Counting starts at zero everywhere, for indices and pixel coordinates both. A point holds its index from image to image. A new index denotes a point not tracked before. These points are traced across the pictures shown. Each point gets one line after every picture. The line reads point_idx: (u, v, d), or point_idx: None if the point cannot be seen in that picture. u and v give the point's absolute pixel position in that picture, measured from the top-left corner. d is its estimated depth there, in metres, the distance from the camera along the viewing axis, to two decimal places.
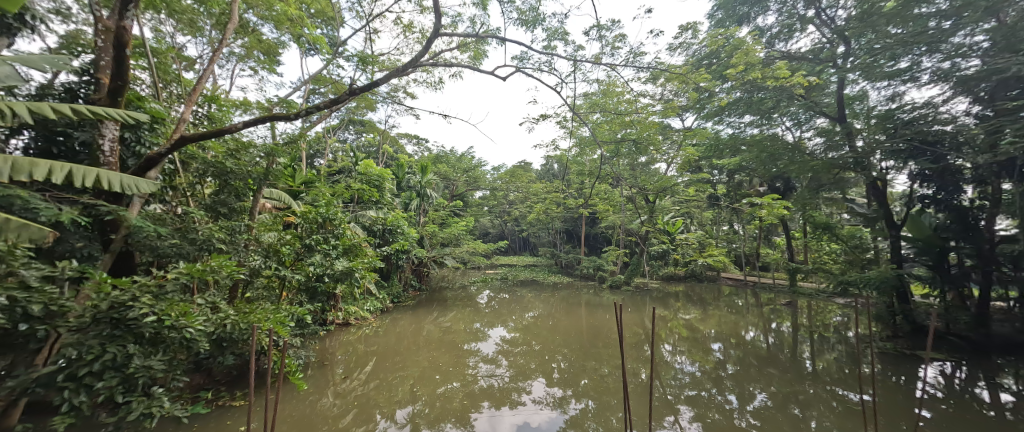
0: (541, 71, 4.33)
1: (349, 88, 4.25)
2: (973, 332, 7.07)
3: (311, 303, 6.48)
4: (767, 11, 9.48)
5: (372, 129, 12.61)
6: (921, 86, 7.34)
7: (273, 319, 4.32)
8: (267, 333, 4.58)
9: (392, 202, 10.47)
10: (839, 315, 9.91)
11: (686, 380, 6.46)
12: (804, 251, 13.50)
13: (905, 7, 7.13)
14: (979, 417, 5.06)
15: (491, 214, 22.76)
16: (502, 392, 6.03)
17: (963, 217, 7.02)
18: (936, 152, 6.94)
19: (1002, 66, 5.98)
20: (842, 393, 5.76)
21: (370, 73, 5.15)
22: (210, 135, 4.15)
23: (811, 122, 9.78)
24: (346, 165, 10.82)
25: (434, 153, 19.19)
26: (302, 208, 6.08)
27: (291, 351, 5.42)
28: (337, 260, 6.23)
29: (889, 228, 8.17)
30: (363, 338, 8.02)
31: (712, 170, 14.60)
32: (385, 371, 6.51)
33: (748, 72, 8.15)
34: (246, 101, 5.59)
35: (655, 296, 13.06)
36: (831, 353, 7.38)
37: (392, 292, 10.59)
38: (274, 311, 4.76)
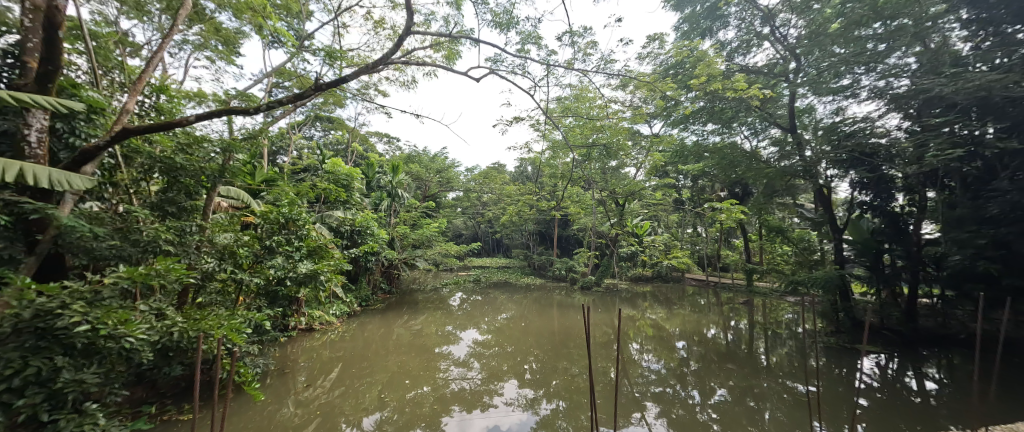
0: (515, 75, 4.43)
1: (315, 83, 4.06)
2: (903, 327, 7.80)
3: (271, 308, 6.15)
4: (728, 26, 10.07)
5: (341, 127, 12.17)
6: (861, 102, 8.06)
7: (228, 326, 4.05)
8: (220, 341, 4.29)
9: (361, 202, 10.14)
10: (789, 313, 10.65)
11: (652, 378, 6.70)
12: (760, 252, 14.38)
13: (847, 29, 7.83)
14: (908, 404, 5.57)
15: (464, 215, 22.65)
16: (473, 395, 5.99)
17: (895, 222, 7.79)
18: (873, 163, 7.68)
19: (927, 86, 6.65)
20: (792, 385, 6.18)
21: (338, 69, 4.93)
22: (157, 127, 3.83)
23: (766, 132, 10.45)
24: (312, 163, 10.37)
25: (406, 153, 18.81)
26: (261, 207, 5.74)
27: (247, 359, 5.11)
28: (300, 262, 5.94)
29: (833, 231, 8.87)
30: (327, 343, 7.69)
31: (678, 175, 15.27)
32: (351, 378, 6.29)
33: (710, 83, 8.57)
34: (200, 92, 5.17)
35: (624, 296, 13.45)
36: (783, 348, 7.91)
37: (360, 295, 10.27)
38: (229, 317, 4.46)
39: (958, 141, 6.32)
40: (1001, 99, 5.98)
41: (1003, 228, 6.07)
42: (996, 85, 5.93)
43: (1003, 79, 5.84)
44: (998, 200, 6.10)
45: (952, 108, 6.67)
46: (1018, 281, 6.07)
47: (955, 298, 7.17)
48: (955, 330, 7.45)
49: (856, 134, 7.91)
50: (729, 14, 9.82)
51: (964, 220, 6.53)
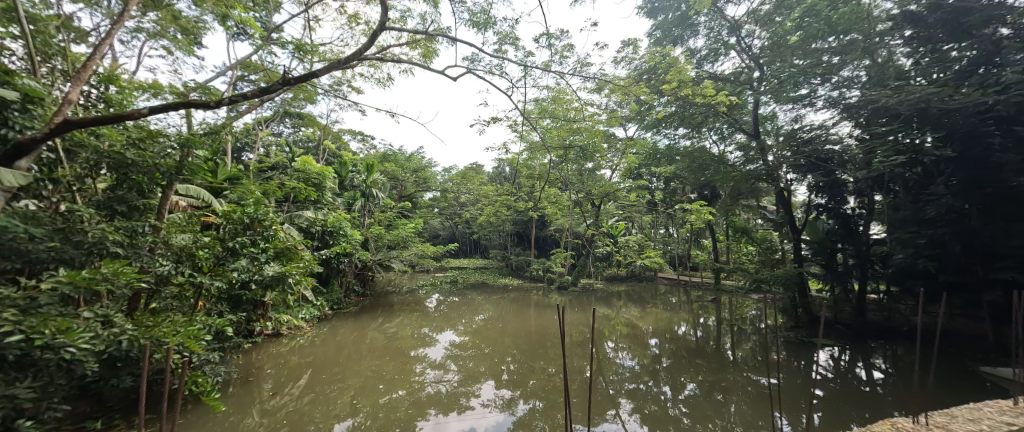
0: (493, 75, 4.22)
1: (282, 76, 3.85)
2: (853, 321, 8.39)
3: (233, 313, 5.82)
4: (697, 35, 10.49)
5: (311, 124, 11.71)
6: (817, 111, 8.64)
7: (184, 333, 3.80)
8: (178, 351, 4.02)
9: (333, 202, 9.81)
10: (753, 309, 11.21)
11: (626, 375, 6.85)
12: (727, 252, 15.09)
13: (806, 42, 8.39)
14: (858, 393, 5.97)
15: (440, 216, 22.42)
16: (450, 398, 5.92)
17: (847, 223, 8.40)
18: (827, 167, 8.26)
19: (874, 97, 7.24)
20: (756, 378, 6.51)
21: (308, 64, 4.65)
22: (106, 120, 3.52)
23: (732, 138, 10.94)
24: (279, 161, 9.90)
25: (381, 151, 18.36)
26: (224, 207, 5.42)
27: (207, 368, 4.82)
28: (266, 264, 5.67)
29: (792, 232, 9.41)
30: (296, 349, 7.38)
31: (650, 178, 15.77)
32: (322, 384, 6.06)
33: (680, 89, 8.85)
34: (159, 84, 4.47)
35: (599, 296, 13.68)
36: (747, 343, 8.31)
37: (331, 298, 9.95)
38: (186, 323, 4.19)
39: (902, 149, 6.86)
40: (938, 111, 6.51)
41: (938, 229, 6.80)
42: (934, 97, 6.48)
43: (939, 92, 6.40)
44: (936, 204, 6.85)
45: (895, 118, 7.24)
46: (952, 277, 6.72)
47: (899, 293, 7.78)
48: (899, 323, 8.08)
49: (813, 141, 8.45)
50: (699, 23, 10.23)
51: (906, 221, 7.20)
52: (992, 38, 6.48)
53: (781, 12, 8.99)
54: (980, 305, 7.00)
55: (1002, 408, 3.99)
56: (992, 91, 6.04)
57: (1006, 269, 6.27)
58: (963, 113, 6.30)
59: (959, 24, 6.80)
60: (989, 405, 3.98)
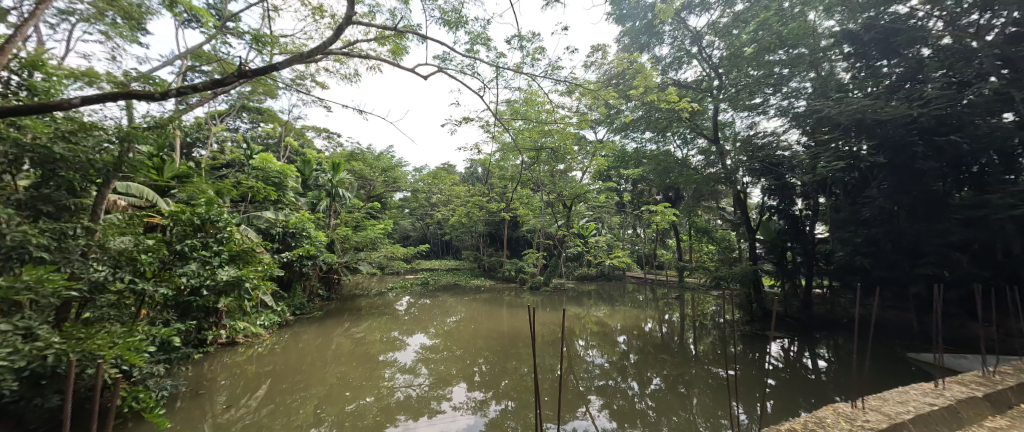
0: (465, 75, 4.09)
1: (238, 68, 3.53)
2: (801, 314, 9.07)
3: (182, 322, 5.40)
4: (663, 43, 10.92)
5: (271, 119, 11.08)
6: (770, 118, 9.32)
7: (123, 345, 3.53)
8: (115, 365, 3.67)
9: (296, 202, 9.37)
10: (713, 305, 11.85)
11: (596, 372, 7.01)
12: (689, 251, 15.86)
13: (758, 55, 8.96)
14: (805, 381, 6.44)
15: (411, 217, 22.01)
16: (420, 402, 5.78)
17: (796, 224, 9.01)
18: (778, 172, 8.86)
19: (818, 107, 7.90)
20: (715, 370, 6.87)
21: (269, 56, 4.18)
22: (27, 110, 3.07)
23: (694, 142, 11.49)
24: (236, 159, 9.29)
25: (348, 149, 17.72)
26: (171, 206, 5.02)
27: (150, 382, 4.42)
28: (219, 269, 5.34)
29: (748, 231, 10.03)
30: (254, 358, 6.94)
31: (619, 180, 16.27)
32: (282, 394, 5.75)
33: (646, 94, 9.16)
34: (85, 68, 3.64)
35: (570, 295, 13.93)
36: (708, 338, 8.77)
37: (293, 303, 9.50)
38: (126, 334, 3.85)
39: (842, 155, 7.48)
40: (872, 121, 7.15)
41: (873, 229, 7.51)
42: (868, 109, 7.15)
43: (872, 105, 7.10)
44: (870, 206, 7.54)
45: (837, 127, 7.90)
46: (884, 272, 7.42)
47: (839, 288, 8.50)
48: (839, 315, 8.84)
49: (766, 147, 9.09)
50: (664, 32, 10.66)
51: (845, 222, 7.89)
52: (916, 57, 7.29)
53: (737, 25, 9.58)
54: (907, 297, 7.77)
55: (926, 389, 4.16)
56: (916, 105, 6.76)
57: (927, 264, 7.00)
58: (893, 124, 6.97)
59: (889, 43, 7.62)
60: (914, 387, 4.17)
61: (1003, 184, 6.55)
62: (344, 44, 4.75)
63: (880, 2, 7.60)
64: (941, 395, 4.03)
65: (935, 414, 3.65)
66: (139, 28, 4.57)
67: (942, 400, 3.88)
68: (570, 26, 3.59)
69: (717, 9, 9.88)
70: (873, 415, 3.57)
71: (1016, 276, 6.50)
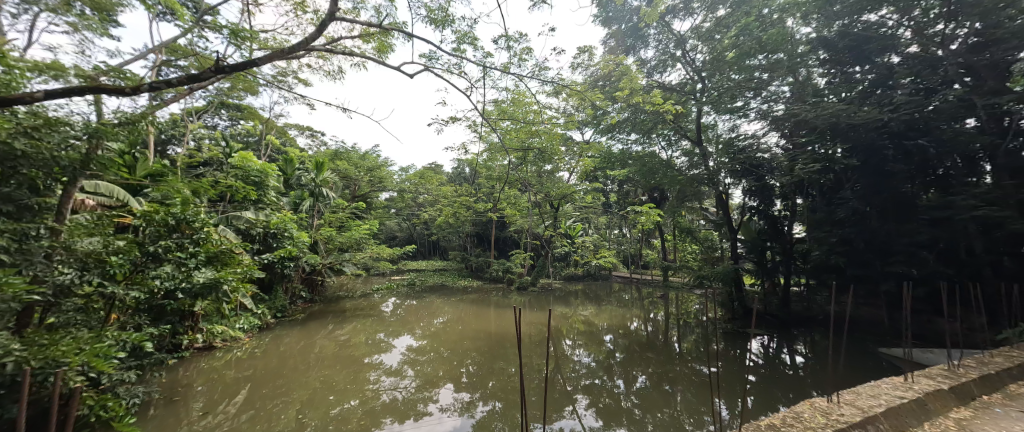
0: (452, 75, 3.78)
1: (214, 63, 3.36)
2: (780, 311, 9.33)
3: (155, 327, 5.19)
4: (648, 46, 11.08)
5: (252, 116, 10.76)
6: (751, 121, 9.59)
7: (90, 351, 3.37)
8: (80, 372, 3.49)
9: (277, 201, 9.13)
10: (697, 304, 12.11)
11: (583, 371, 7.05)
12: (674, 251, 16.15)
13: (740, 59, 9.20)
14: (783, 376, 6.65)
15: (397, 217, 21.78)
16: (406, 405, 5.70)
17: (775, 225, 9.27)
18: (759, 173, 9.10)
19: (795, 111, 8.16)
20: (698, 367, 7.01)
21: (248, 51, 3.98)
22: None
23: (678, 144, 11.70)
24: (214, 157, 9.00)
25: (332, 148, 17.38)
26: (145, 206, 4.78)
27: (120, 389, 4.23)
28: (196, 271, 5.16)
29: (730, 231, 10.27)
30: (233, 362, 6.73)
31: (606, 180, 16.45)
32: (263, 399, 5.60)
33: (632, 96, 9.26)
34: (52, 61, 3.29)
35: (557, 296, 14.00)
36: (691, 336, 8.93)
37: (275, 306, 9.24)
38: (93, 339, 3.67)
39: (818, 158, 7.73)
40: (846, 125, 7.42)
41: (846, 228, 7.81)
42: (843, 113, 7.39)
43: (846, 110, 7.36)
44: (845, 207, 7.83)
45: (813, 131, 8.17)
46: (857, 270, 7.71)
47: (815, 285, 8.79)
48: (816, 312, 9.16)
49: (746, 150, 9.37)
50: (649, 35, 10.83)
51: (821, 222, 8.17)
52: (887, 65, 7.68)
53: (719, 30, 9.78)
54: (878, 295, 8.10)
55: (896, 383, 4.31)
56: (887, 110, 7.06)
57: (897, 263, 7.31)
58: (865, 128, 7.26)
59: (862, 50, 7.95)
60: (886, 381, 4.31)
61: (965, 185, 7.01)
62: (326, 40, 4.55)
63: (853, 11, 7.91)
64: (910, 388, 4.18)
65: (904, 407, 3.77)
66: (110, 20, 4.30)
67: (911, 393, 4.02)
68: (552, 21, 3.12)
69: (700, 14, 10.10)
70: (848, 408, 3.65)
71: (978, 274, 6.86)
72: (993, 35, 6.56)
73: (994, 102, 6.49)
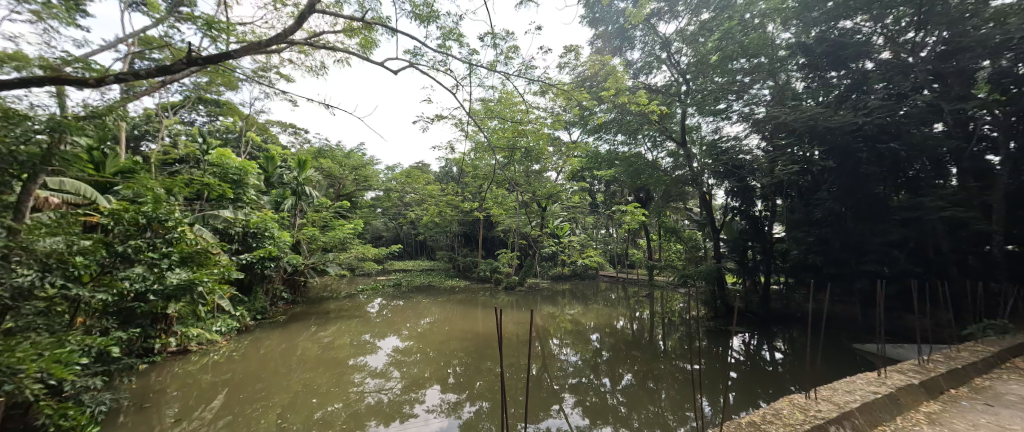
0: (437, 72, 3.82)
1: (186, 55, 3.21)
2: (760, 309, 9.57)
3: (124, 330, 4.99)
4: (634, 47, 11.21)
5: (231, 112, 10.44)
6: (733, 124, 9.82)
7: (49, 356, 3.18)
8: (41, 379, 3.31)
9: (258, 200, 8.87)
10: (681, 302, 12.33)
11: (570, 370, 7.09)
12: (659, 250, 16.42)
13: (723, 62, 9.39)
14: (763, 373, 6.83)
15: (383, 216, 21.52)
16: (392, 407, 5.61)
17: (756, 225, 9.51)
18: (740, 174, 9.32)
19: (775, 114, 8.38)
20: (682, 365, 7.13)
21: (224, 45, 3.82)
22: None
23: (663, 145, 11.88)
24: (190, 154, 8.69)
25: (316, 146, 17.02)
26: (114, 204, 4.57)
27: (85, 397, 4.00)
28: (169, 271, 5.01)
29: (712, 231, 10.48)
30: (209, 367, 6.50)
31: (593, 180, 16.60)
32: (241, 404, 5.42)
33: (618, 95, 9.34)
34: (12, 51, 3.04)
35: (545, 295, 14.06)
36: (675, 334, 9.09)
37: (255, 308, 8.99)
38: (55, 344, 3.46)
39: (797, 160, 7.95)
40: (823, 128, 7.65)
41: (823, 229, 8.06)
42: (820, 117, 7.61)
43: (823, 113, 7.58)
44: (821, 207, 8.08)
45: (792, 133, 8.39)
46: (833, 269, 7.97)
47: (793, 284, 9.06)
48: (794, 310, 9.44)
49: (729, 151, 9.60)
50: (635, 37, 10.97)
51: (799, 223, 8.42)
52: (861, 70, 7.99)
53: (703, 33, 9.95)
54: (852, 292, 8.41)
55: (870, 379, 4.46)
56: (861, 114, 7.32)
57: (870, 261, 7.59)
58: (840, 131, 7.50)
59: (838, 56, 8.23)
60: (860, 377, 4.45)
61: (933, 187, 7.53)
62: (306, 34, 4.36)
63: (830, 18, 8.16)
64: (883, 383, 4.33)
65: (878, 402, 3.90)
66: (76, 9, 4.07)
67: (884, 388, 4.15)
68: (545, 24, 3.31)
69: (685, 17, 10.25)
70: (825, 404, 3.74)
71: (944, 272, 7.20)
72: (959, 43, 6.89)
73: (960, 108, 6.83)
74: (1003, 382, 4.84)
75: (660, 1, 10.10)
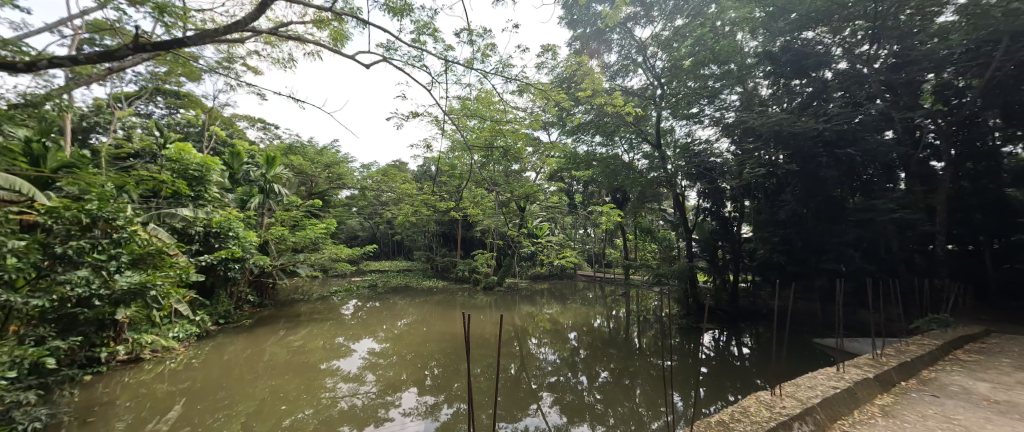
0: (412, 68, 3.60)
1: (132, 40, 2.92)
2: (729, 306, 9.96)
3: (64, 338, 4.55)
4: (611, 50, 11.40)
5: (192, 104, 9.85)
6: (705, 127, 10.18)
7: None
8: None
9: (221, 198, 8.42)
10: (655, 301, 12.65)
11: (548, 369, 7.11)
12: (634, 250, 16.80)
13: (695, 68, 9.64)
14: (732, 367, 7.11)
15: (358, 215, 20.99)
16: (366, 411, 5.44)
17: (725, 225, 9.87)
18: (711, 177, 9.70)
19: (744, 118, 8.73)
20: (656, 362, 7.31)
21: (177, 31, 3.56)
22: None
23: (639, 147, 12.15)
24: (146, 147, 8.13)
25: (286, 142, 16.35)
26: (53, 201, 4.21)
27: (17, 413, 3.62)
28: (117, 274, 4.63)
29: (685, 231, 10.80)
30: (165, 375, 6.08)
31: (572, 180, 16.80)
32: (201, 414, 5.09)
33: (595, 96, 9.43)
34: None
35: (523, 295, 14.10)
36: (650, 331, 9.31)
37: (217, 311, 8.52)
38: None
39: (763, 163, 8.31)
40: (787, 134, 8.01)
41: (787, 229, 8.49)
42: (784, 122, 7.97)
43: (786, 119, 7.94)
44: (786, 209, 8.48)
45: (759, 138, 8.77)
46: (796, 267, 8.40)
47: (760, 282, 9.48)
48: (760, 307, 9.88)
49: (701, 154, 9.94)
50: (612, 40, 11.16)
51: (765, 224, 8.82)
52: (821, 79, 8.49)
53: (677, 39, 10.20)
54: (813, 289, 8.89)
55: (830, 374, 4.69)
56: (822, 121, 7.73)
57: (829, 260, 8.05)
58: (803, 137, 7.87)
59: (800, 65, 8.70)
60: (822, 372, 4.67)
61: (885, 190, 8.07)
62: (271, 23, 4.11)
63: (793, 28, 8.58)
64: (842, 378, 4.57)
65: (838, 396, 4.10)
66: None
67: (843, 382, 4.38)
68: (521, 24, 3.20)
69: (660, 22, 10.51)
70: (790, 400, 3.89)
71: (894, 270, 7.73)
72: (908, 57, 7.47)
73: (908, 117, 7.38)
74: (947, 373, 5.23)
75: (636, 6, 10.34)
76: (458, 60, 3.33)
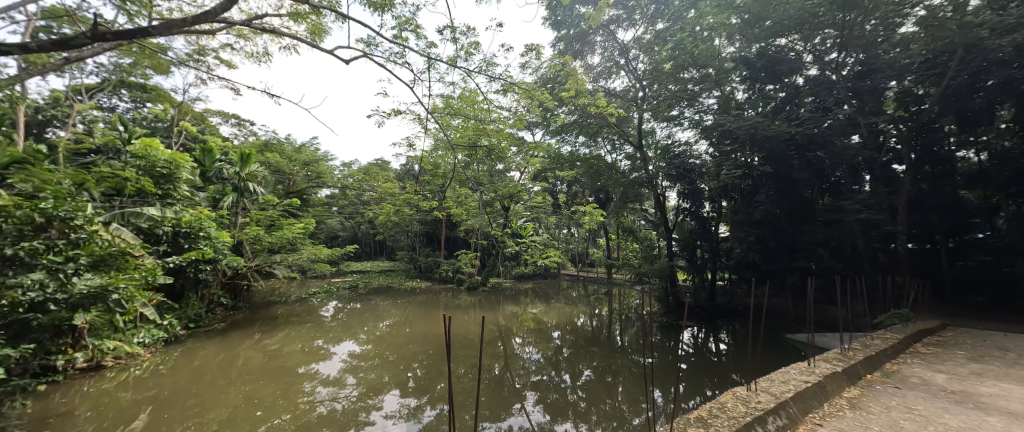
0: (393, 63, 3.43)
1: (89, 27, 2.72)
2: (707, 304, 10.24)
3: (14, 346, 4.24)
4: (594, 51, 11.52)
5: (161, 97, 9.41)
6: (684, 129, 10.43)
7: None
8: None
9: (191, 196, 8.04)
10: (637, 299, 12.86)
11: (532, 368, 7.11)
12: (616, 249, 17.03)
13: (675, 71, 9.76)
14: (710, 363, 7.29)
15: (339, 215, 20.49)
16: (346, 415, 5.30)
17: (704, 225, 10.16)
18: (691, 178, 9.96)
19: (721, 121, 8.95)
20: (638, 359, 7.42)
21: (140, 19, 3.34)
22: None
23: (622, 148, 12.32)
24: (107, 143, 7.69)
25: (262, 139, 15.81)
26: (3, 198, 3.86)
27: None
28: (76, 277, 4.36)
29: (665, 231, 11.03)
30: (130, 383, 5.77)
31: (555, 180, 16.90)
32: (169, 422, 4.84)
33: (578, 97, 9.49)
34: None
35: (507, 295, 14.07)
36: (631, 330, 9.46)
37: (187, 315, 8.13)
38: None
39: (739, 164, 8.57)
40: (761, 137, 8.28)
41: (762, 229, 8.78)
42: (759, 126, 8.23)
43: (761, 123, 8.21)
44: (761, 209, 8.77)
45: (735, 141, 9.04)
46: (770, 266, 8.70)
47: (737, 280, 9.79)
48: (736, 304, 10.18)
49: (680, 156, 10.19)
50: (596, 41, 11.25)
51: (741, 223, 9.11)
52: (794, 85, 8.85)
53: (658, 42, 10.35)
54: (786, 287, 9.22)
55: (801, 369, 4.87)
56: (794, 125, 8.02)
57: (800, 258, 8.38)
58: (777, 140, 8.16)
59: (775, 71, 9.03)
60: (794, 367, 4.85)
61: (852, 192, 8.47)
62: (246, 16, 3.93)
63: (768, 35, 8.89)
64: (813, 372, 4.75)
65: (810, 390, 4.26)
66: None
67: (814, 377, 4.56)
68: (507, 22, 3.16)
69: (641, 26, 10.68)
70: (765, 396, 4.01)
71: (860, 267, 8.11)
72: (873, 65, 7.88)
73: (873, 122, 7.78)
74: (908, 366, 5.52)
75: (618, 9, 10.49)
76: (442, 58, 3.24)
